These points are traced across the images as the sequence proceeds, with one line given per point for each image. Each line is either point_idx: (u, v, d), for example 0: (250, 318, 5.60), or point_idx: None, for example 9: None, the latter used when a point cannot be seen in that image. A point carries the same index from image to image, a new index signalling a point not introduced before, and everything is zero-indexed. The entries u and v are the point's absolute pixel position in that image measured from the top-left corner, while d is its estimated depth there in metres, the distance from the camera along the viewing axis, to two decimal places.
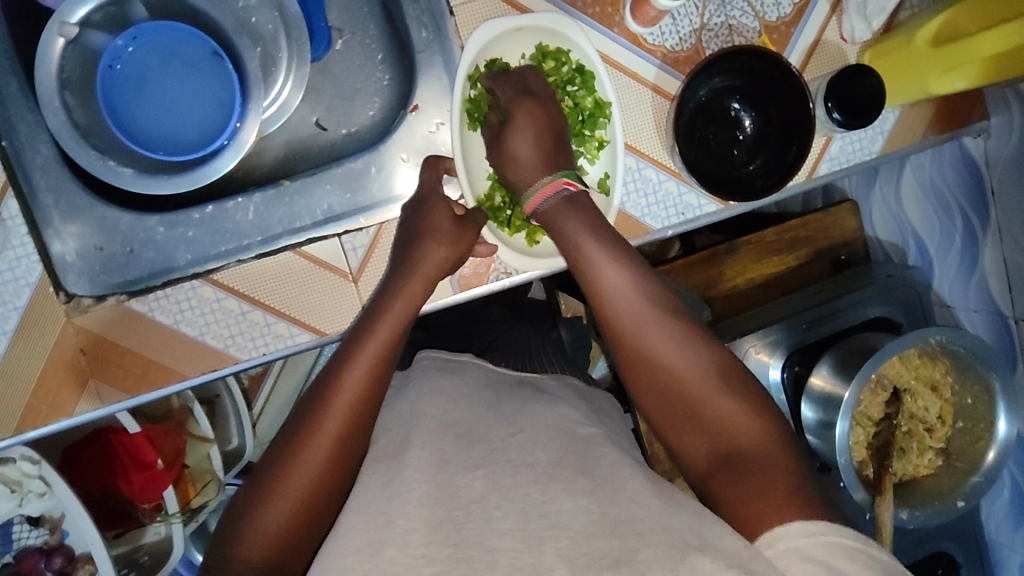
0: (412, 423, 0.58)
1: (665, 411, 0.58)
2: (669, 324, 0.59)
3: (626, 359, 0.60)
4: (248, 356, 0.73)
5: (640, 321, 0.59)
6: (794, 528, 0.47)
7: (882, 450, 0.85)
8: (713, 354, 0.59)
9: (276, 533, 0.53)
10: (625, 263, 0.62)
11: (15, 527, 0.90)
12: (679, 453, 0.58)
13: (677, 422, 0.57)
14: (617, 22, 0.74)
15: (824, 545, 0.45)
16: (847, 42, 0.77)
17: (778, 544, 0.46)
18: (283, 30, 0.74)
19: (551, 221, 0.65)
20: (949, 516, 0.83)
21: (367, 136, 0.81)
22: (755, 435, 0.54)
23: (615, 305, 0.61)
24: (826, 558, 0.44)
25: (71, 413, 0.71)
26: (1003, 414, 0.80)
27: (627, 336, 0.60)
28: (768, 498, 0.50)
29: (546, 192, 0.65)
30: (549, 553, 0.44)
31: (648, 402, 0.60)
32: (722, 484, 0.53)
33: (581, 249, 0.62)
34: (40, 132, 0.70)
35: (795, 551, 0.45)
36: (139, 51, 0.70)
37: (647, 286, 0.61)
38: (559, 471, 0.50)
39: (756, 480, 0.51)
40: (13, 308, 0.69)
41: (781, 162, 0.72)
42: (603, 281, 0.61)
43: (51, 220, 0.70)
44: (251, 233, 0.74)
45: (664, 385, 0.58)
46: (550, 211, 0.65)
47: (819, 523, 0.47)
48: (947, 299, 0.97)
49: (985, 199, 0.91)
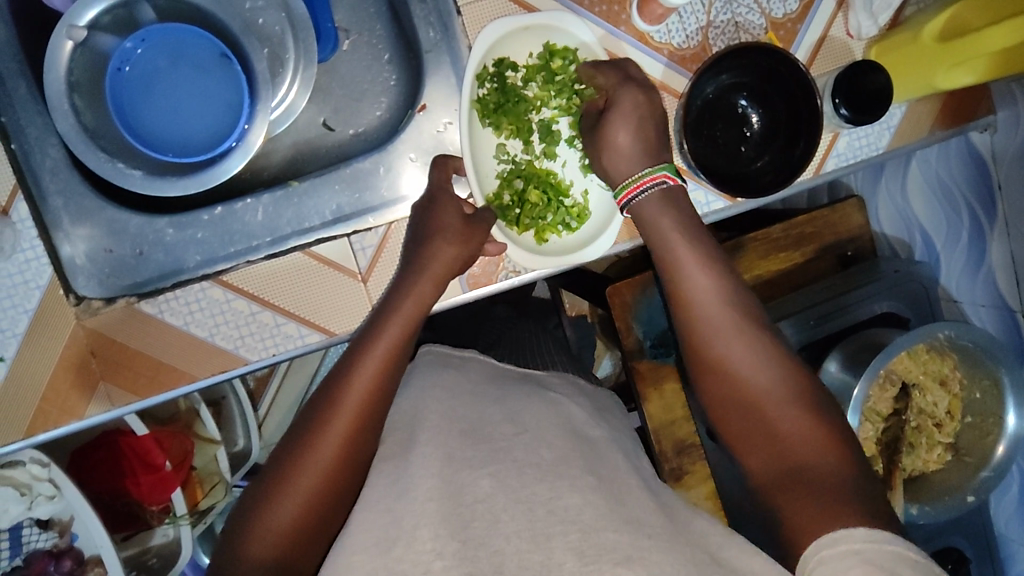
0: (417, 421, 0.58)
1: (737, 421, 0.59)
2: (750, 335, 0.60)
3: (703, 366, 0.61)
4: (258, 357, 0.73)
5: (721, 329, 0.60)
6: (858, 533, 0.47)
7: (891, 445, 0.85)
8: (792, 370, 0.59)
9: (285, 531, 0.53)
10: (713, 268, 0.63)
11: (24, 530, 0.90)
12: (745, 464, 0.58)
13: (749, 432, 0.58)
14: (623, 21, 0.74)
15: (886, 554, 0.44)
16: (853, 38, 0.77)
17: (839, 546, 0.46)
18: (291, 31, 0.74)
19: (641, 215, 0.67)
20: (959, 511, 0.83)
21: (374, 136, 0.81)
22: (825, 453, 0.54)
23: (698, 309, 0.62)
24: (889, 564, 0.43)
25: (81, 416, 0.71)
26: (1013, 408, 0.80)
27: (705, 342, 0.61)
28: (828, 514, 0.50)
29: (643, 183, 0.67)
30: (558, 548, 0.43)
31: (721, 411, 0.60)
32: (785, 495, 0.53)
33: (670, 250, 0.64)
34: (49, 135, 0.70)
35: (856, 555, 0.45)
36: (149, 52, 0.71)
37: (730, 294, 0.62)
38: (567, 468, 0.51)
39: (821, 490, 0.51)
40: (23, 311, 0.69)
41: (789, 158, 0.72)
42: (686, 285, 0.63)
43: (61, 223, 0.70)
44: (259, 234, 0.74)
45: (741, 395, 0.59)
46: (646, 203, 0.67)
47: (886, 534, 0.46)
48: (955, 295, 0.97)
49: (991, 194, 0.93)
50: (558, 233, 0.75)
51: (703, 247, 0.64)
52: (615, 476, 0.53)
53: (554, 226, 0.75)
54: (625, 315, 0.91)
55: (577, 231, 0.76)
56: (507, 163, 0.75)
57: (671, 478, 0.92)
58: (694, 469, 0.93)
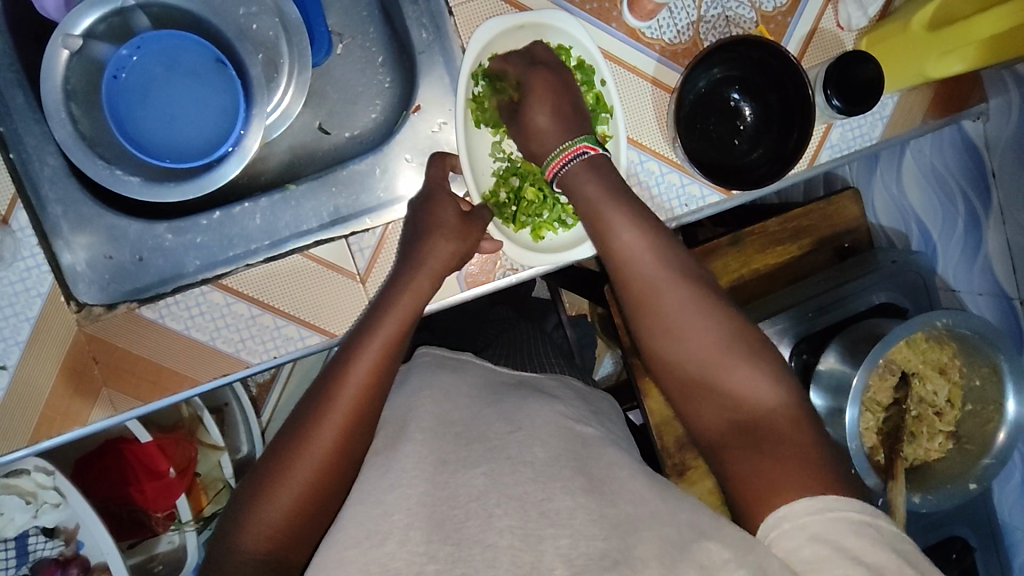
0: (409, 417, 0.60)
1: (686, 384, 0.61)
2: (687, 296, 0.62)
3: (649, 331, 0.63)
4: (259, 359, 0.74)
5: (660, 297, 0.62)
6: (799, 506, 0.49)
7: (892, 435, 0.85)
8: (730, 324, 0.61)
9: (279, 524, 0.54)
10: (650, 238, 0.64)
11: (31, 539, 0.90)
12: (698, 425, 0.61)
13: (697, 394, 0.61)
14: (615, 17, 0.75)
15: (829, 523, 0.47)
16: (843, 30, 0.78)
17: (785, 524, 0.49)
18: (284, 36, 0.75)
19: (568, 186, 0.67)
20: (962, 499, 0.83)
21: (370, 138, 0.82)
22: (769, 406, 0.57)
23: (639, 281, 0.63)
24: (835, 537, 0.46)
25: (85, 422, 0.71)
26: (1013, 395, 0.80)
27: (647, 310, 0.63)
28: (774, 473, 0.53)
29: (563, 159, 0.67)
30: (548, 552, 0.44)
31: (670, 374, 0.63)
32: (737, 459, 0.56)
33: (603, 221, 0.65)
34: (48, 143, 0.71)
35: (802, 530, 0.48)
36: (143, 60, 0.71)
37: (668, 261, 0.63)
38: (558, 468, 0.52)
39: (765, 454, 0.54)
40: (25, 318, 0.70)
41: (782, 151, 0.73)
42: (625, 258, 0.64)
43: (61, 231, 0.71)
44: (258, 237, 0.74)
45: (685, 358, 0.61)
46: (571, 174, 0.67)
47: (828, 499, 0.49)
48: (953, 284, 0.97)
49: (986, 181, 0.90)
50: (553, 230, 0.76)
51: (639, 214, 0.65)
52: (607, 471, 0.54)
53: (550, 223, 0.75)
54: (624, 311, 0.91)
55: (573, 228, 0.76)
56: (503, 162, 0.76)
57: (674, 474, 0.92)
58: (697, 464, 0.93)
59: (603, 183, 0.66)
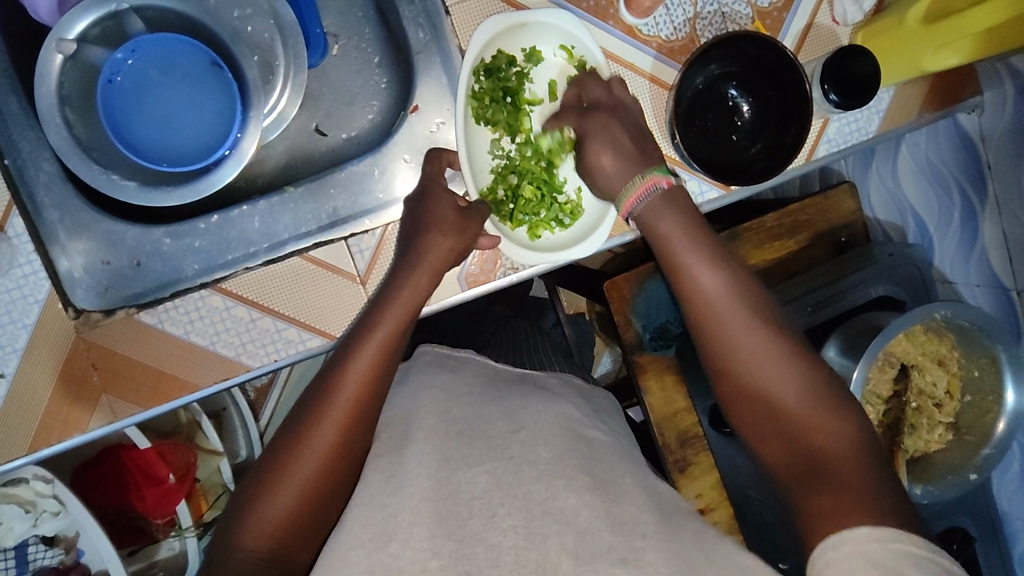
0: (412, 418, 0.59)
1: (756, 415, 0.61)
2: (761, 330, 0.61)
3: (718, 363, 0.62)
4: (259, 363, 0.73)
5: (732, 330, 0.61)
6: (861, 532, 0.49)
7: (893, 427, 0.87)
8: (802, 361, 0.60)
9: (279, 523, 0.54)
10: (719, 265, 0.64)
11: (30, 548, 0.90)
12: (762, 453, 0.61)
13: (767, 425, 0.60)
14: (612, 15, 0.75)
15: (892, 553, 0.46)
16: (839, 25, 0.78)
17: (844, 547, 0.48)
18: (280, 37, 0.74)
19: (643, 219, 0.67)
20: (963, 490, 0.83)
21: (367, 140, 0.82)
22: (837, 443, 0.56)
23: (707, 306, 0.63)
24: (892, 563, 0.45)
25: (84, 429, 0.71)
26: (1011, 385, 0.81)
27: (717, 343, 0.62)
28: (839, 501, 0.52)
29: (641, 190, 0.67)
30: (553, 549, 0.45)
31: (739, 405, 0.62)
32: (802, 486, 0.56)
33: (671, 245, 0.65)
34: (43, 149, 0.70)
35: (862, 556, 0.47)
36: (138, 63, 0.70)
37: (740, 294, 0.62)
38: (564, 468, 0.52)
39: (831, 484, 0.54)
40: (22, 326, 0.69)
41: (780, 145, 0.73)
42: (696, 289, 0.63)
43: (58, 237, 0.70)
44: (257, 240, 0.74)
45: (756, 389, 0.60)
46: (647, 209, 0.67)
47: (890, 530, 0.48)
48: (950, 277, 0.97)
49: (982, 174, 0.90)
50: (550, 229, 0.76)
51: (707, 247, 0.65)
52: (612, 474, 0.55)
53: (548, 222, 0.75)
54: (623, 308, 0.91)
55: (570, 228, 0.76)
56: (502, 159, 0.76)
57: (676, 471, 0.92)
58: (698, 460, 0.93)
59: (675, 211, 0.66)
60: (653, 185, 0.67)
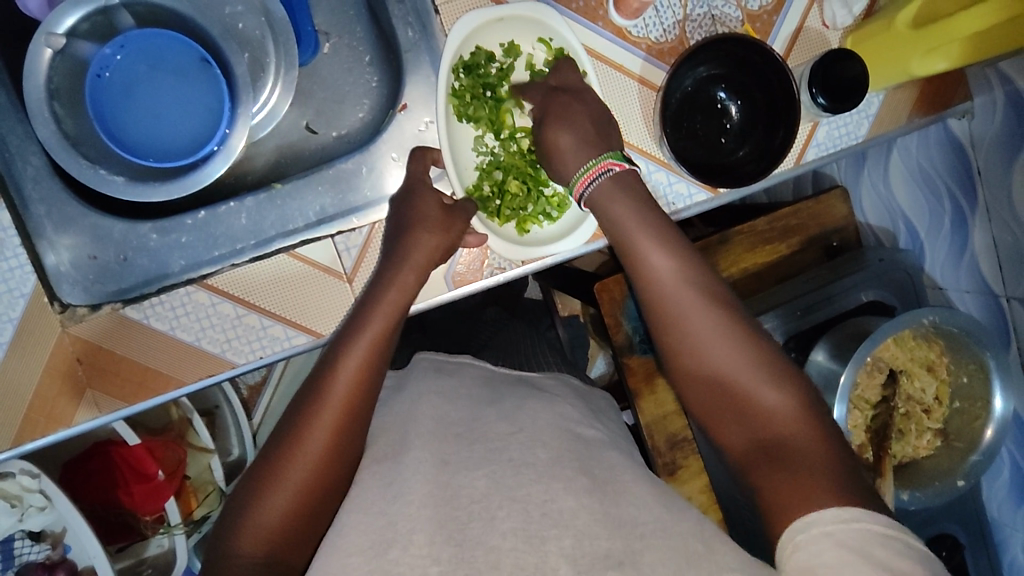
0: (409, 423, 0.59)
1: (711, 403, 0.60)
2: (720, 317, 0.60)
3: (673, 353, 0.62)
4: (246, 360, 0.73)
5: (689, 315, 0.60)
6: (828, 513, 0.48)
7: (880, 432, 0.85)
8: (756, 344, 0.59)
9: (274, 527, 0.54)
10: (672, 251, 0.63)
11: (17, 543, 0.89)
12: (721, 441, 0.59)
13: (722, 412, 0.59)
14: (601, 16, 0.75)
15: (857, 532, 0.46)
16: (829, 28, 0.78)
17: (810, 529, 0.48)
18: (271, 34, 0.74)
19: (599, 205, 0.66)
20: (950, 497, 0.83)
21: (358, 138, 0.82)
22: (795, 422, 0.55)
23: (661, 290, 0.62)
24: (862, 545, 0.45)
25: (69, 423, 0.71)
26: (999, 392, 0.80)
27: (673, 327, 0.61)
28: (798, 483, 0.51)
29: (591, 176, 0.66)
30: (552, 552, 0.45)
31: (690, 392, 0.61)
32: (761, 471, 0.55)
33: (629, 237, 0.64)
34: (31, 142, 0.71)
35: (829, 536, 0.47)
36: (127, 59, 0.70)
37: (692, 274, 0.62)
38: (561, 469, 0.52)
39: (790, 468, 0.53)
40: (7, 320, 0.69)
41: (766, 149, 0.74)
42: (650, 273, 0.63)
43: (44, 231, 0.71)
44: (243, 237, 0.74)
45: (708, 375, 0.59)
46: (599, 194, 0.66)
47: (854, 510, 0.48)
48: (941, 282, 0.96)
49: (972, 180, 0.89)
50: (539, 223, 0.76)
51: (662, 232, 0.64)
52: (608, 473, 0.55)
53: (536, 217, 0.75)
54: (614, 310, 0.91)
55: (558, 221, 0.76)
56: (486, 156, 0.76)
57: (666, 473, 0.92)
58: (688, 463, 0.93)
59: (630, 198, 0.65)
60: (607, 167, 0.66)
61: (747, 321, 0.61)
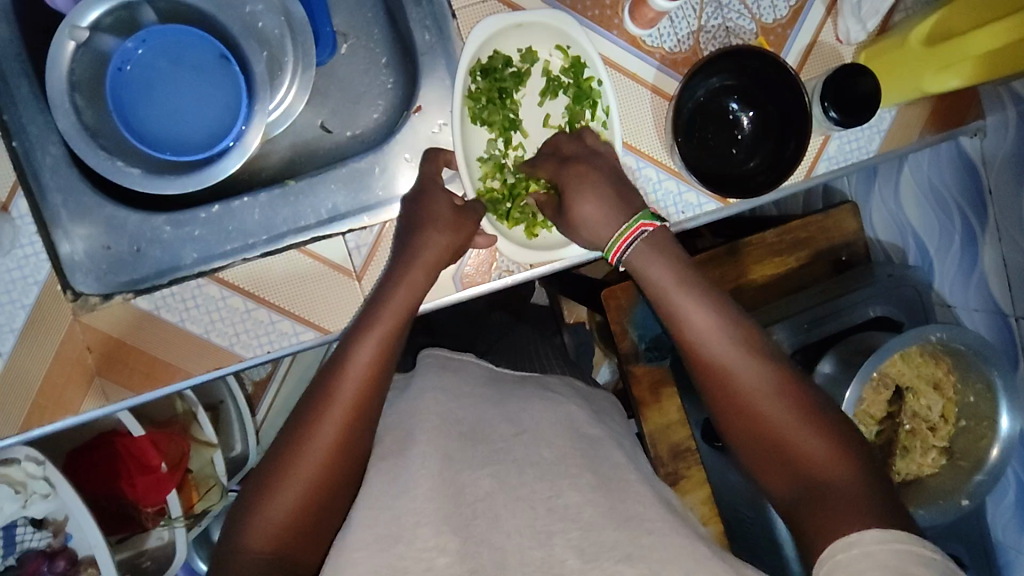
0: (415, 422, 0.59)
1: (753, 446, 0.60)
2: (755, 364, 0.61)
3: (717, 402, 0.62)
4: (254, 354, 0.74)
5: (726, 361, 0.61)
6: (869, 534, 0.49)
7: (885, 449, 0.87)
8: (792, 388, 0.60)
9: (285, 520, 0.54)
10: (704, 300, 0.63)
11: (19, 529, 0.90)
12: (766, 484, 0.59)
13: (768, 458, 0.59)
14: (616, 24, 0.76)
15: (898, 554, 0.46)
16: (843, 43, 0.79)
17: (852, 549, 0.48)
18: (289, 34, 0.75)
19: (635, 261, 0.66)
20: (955, 515, 0.82)
21: (371, 137, 0.83)
22: (840, 467, 0.55)
23: (696, 336, 0.62)
24: (898, 563, 0.45)
25: (77, 411, 0.71)
26: (1005, 412, 0.80)
27: (711, 371, 0.62)
28: (840, 522, 0.51)
29: (630, 237, 0.66)
30: (558, 546, 0.46)
31: (733, 437, 0.61)
32: (806, 512, 0.54)
33: (661, 283, 0.64)
34: (50, 133, 0.72)
35: (869, 557, 0.47)
36: (148, 53, 0.72)
37: (726, 321, 0.63)
38: (566, 468, 0.53)
39: (832, 509, 0.53)
40: (21, 306, 0.70)
41: (777, 160, 0.74)
42: (684, 320, 0.63)
43: (60, 220, 0.72)
44: (256, 232, 0.75)
45: (750, 422, 0.60)
46: (636, 256, 0.66)
47: (896, 533, 0.48)
48: (949, 300, 0.96)
49: (982, 198, 0.88)
50: (547, 229, 0.76)
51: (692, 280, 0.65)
52: (613, 473, 0.55)
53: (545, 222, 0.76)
54: (620, 317, 0.91)
55: None
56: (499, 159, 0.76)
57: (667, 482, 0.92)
58: (690, 473, 0.93)
59: (659, 249, 0.66)
60: (643, 229, 0.66)
61: (788, 369, 0.61)
